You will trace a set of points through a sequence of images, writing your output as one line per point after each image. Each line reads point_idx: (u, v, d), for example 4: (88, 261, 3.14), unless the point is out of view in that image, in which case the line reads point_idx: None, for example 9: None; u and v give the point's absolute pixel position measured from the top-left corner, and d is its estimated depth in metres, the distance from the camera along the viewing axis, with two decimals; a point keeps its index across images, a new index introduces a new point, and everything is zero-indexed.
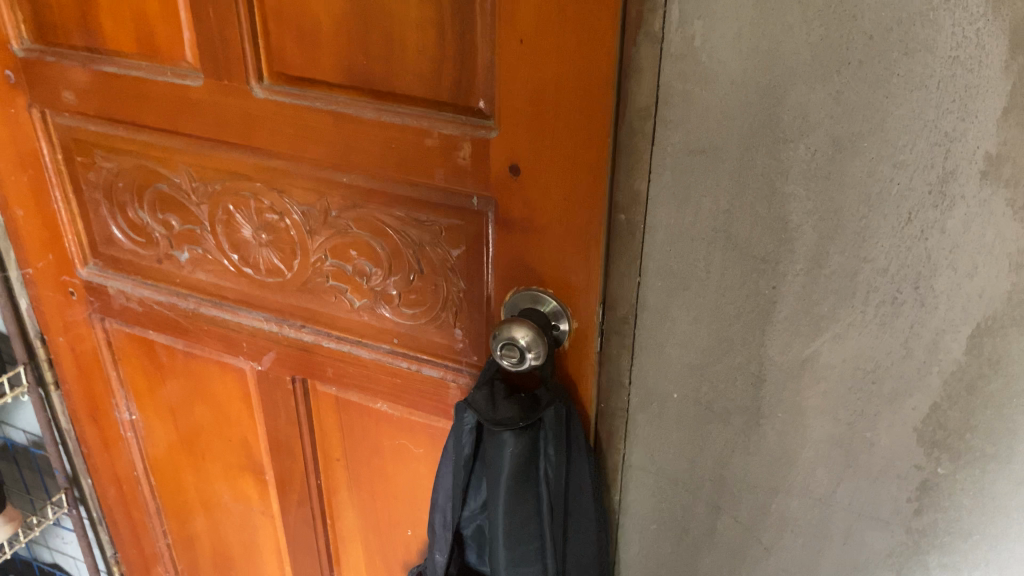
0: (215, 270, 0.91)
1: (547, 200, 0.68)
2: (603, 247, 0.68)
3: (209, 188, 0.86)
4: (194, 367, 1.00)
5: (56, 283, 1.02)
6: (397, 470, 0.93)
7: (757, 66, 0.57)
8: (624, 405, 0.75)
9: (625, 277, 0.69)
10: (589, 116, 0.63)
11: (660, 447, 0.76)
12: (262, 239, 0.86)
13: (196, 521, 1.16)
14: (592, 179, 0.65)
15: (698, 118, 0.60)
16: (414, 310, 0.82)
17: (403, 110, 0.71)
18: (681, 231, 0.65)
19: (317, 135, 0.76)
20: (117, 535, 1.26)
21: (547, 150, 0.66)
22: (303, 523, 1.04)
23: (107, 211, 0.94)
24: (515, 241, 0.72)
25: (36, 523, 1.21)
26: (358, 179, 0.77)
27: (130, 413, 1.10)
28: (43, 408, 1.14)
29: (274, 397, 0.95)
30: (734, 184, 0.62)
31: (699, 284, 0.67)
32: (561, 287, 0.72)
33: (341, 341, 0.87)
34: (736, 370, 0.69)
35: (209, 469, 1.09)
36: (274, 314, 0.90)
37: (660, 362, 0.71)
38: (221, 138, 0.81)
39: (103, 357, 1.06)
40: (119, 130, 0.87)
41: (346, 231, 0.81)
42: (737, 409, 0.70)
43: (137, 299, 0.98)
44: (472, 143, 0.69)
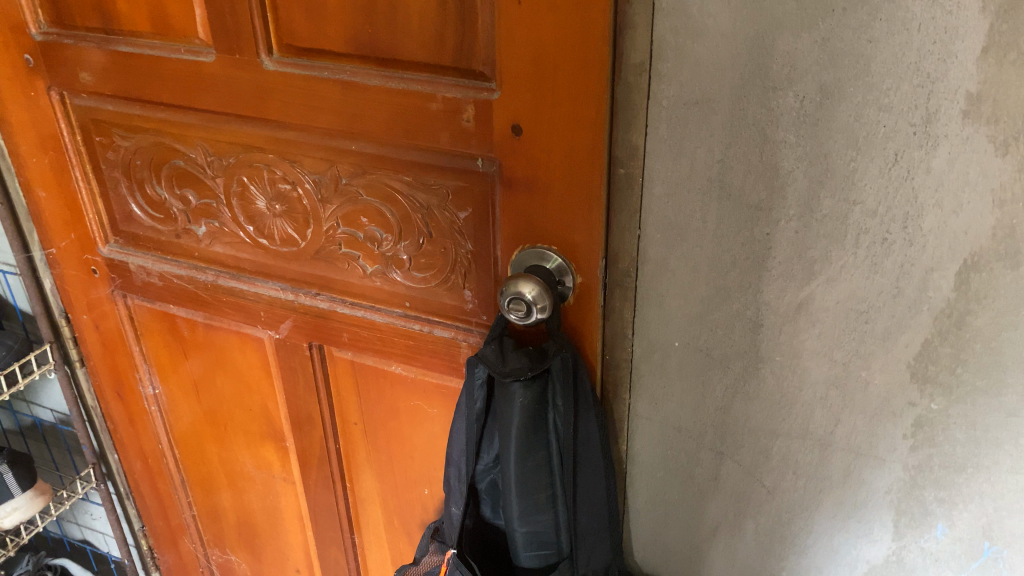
0: (232, 243, 0.94)
1: (549, 159, 0.71)
2: (605, 201, 0.71)
3: (223, 161, 0.89)
4: (215, 338, 1.03)
5: (79, 262, 1.06)
6: (413, 431, 0.96)
7: (745, 18, 0.60)
8: (629, 356, 0.78)
9: (626, 231, 0.72)
10: (586, 76, 0.66)
11: (664, 396, 0.79)
12: (275, 210, 0.89)
13: (221, 490, 1.19)
14: (591, 135, 0.68)
15: (691, 71, 0.63)
16: (425, 274, 0.85)
17: (408, 77, 0.74)
18: (678, 183, 0.68)
19: (326, 105, 0.79)
20: (144, 509, 1.30)
21: (547, 110, 0.69)
22: (324, 488, 1.08)
23: (126, 190, 0.98)
24: (519, 200, 0.75)
25: (66, 498, 1.26)
26: (367, 147, 0.80)
27: (154, 387, 1.14)
28: (69, 385, 1.18)
29: (292, 365, 0.99)
30: (727, 134, 0.64)
31: (697, 235, 0.69)
32: (565, 244, 0.75)
33: (355, 306, 0.90)
34: (734, 317, 0.72)
35: (232, 440, 1.13)
36: (290, 283, 0.93)
37: (662, 313, 0.74)
38: (234, 111, 0.84)
39: (127, 332, 1.10)
40: (135, 109, 0.90)
41: (357, 198, 0.84)
42: (736, 355, 0.73)
43: (158, 275, 1.01)
44: (476, 106, 0.72)
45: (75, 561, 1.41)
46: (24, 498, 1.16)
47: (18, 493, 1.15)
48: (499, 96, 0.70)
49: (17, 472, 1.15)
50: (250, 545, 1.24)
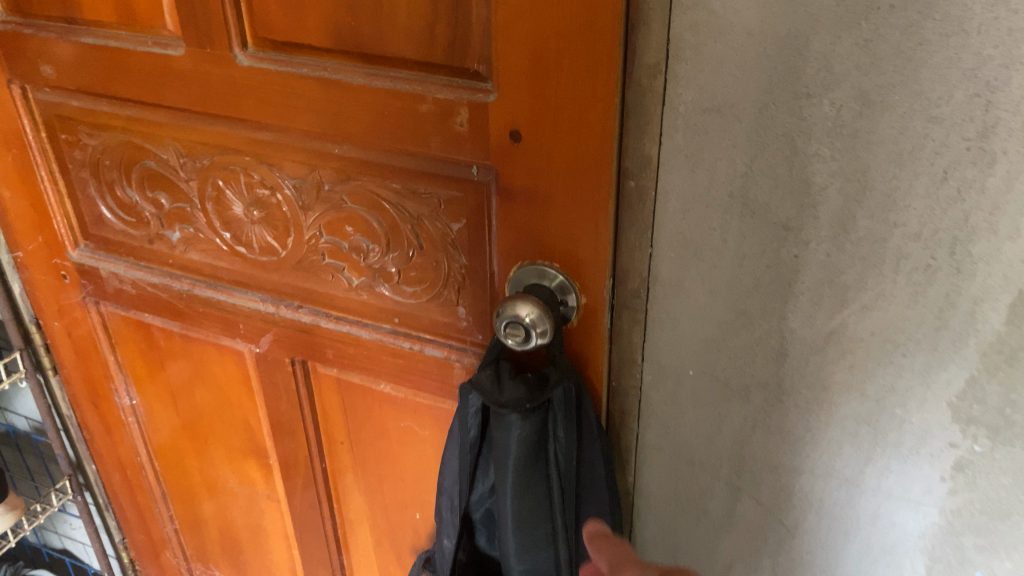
0: (208, 250, 0.87)
1: (551, 169, 0.64)
2: (613, 215, 0.64)
3: (197, 163, 0.82)
4: (193, 349, 0.97)
5: (48, 266, 0.99)
6: (403, 453, 0.89)
7: (776, 15, 0.52)
8: (637, 383, 0.71)
9: (636, 248, 0.65)
10: (593, 77, 0.58)
11: (676, 426, 0.72)
12: (253, 216, 0.82)
13: (203, 506, 1.13)
14: (599, 143, 0.61)
15: (712, 74, 0.56)
16: (415, 288, 0.78)
17: (395, 75, 0.67)
18: (695, 197, 0.61)
19: (306, 104, 0.71)
20: (123, 521, 1.23)
21: (549, 114, 0.61)
22: (310, 508, 1.01)
23: (95, 191, 0.91)
24: (518, 212, 0.67)
25: (41, 512, 1.19)
26: (351, 150, 0.73)
27: (130, 397, 1.08)
28: (42, 394, 1.11)
29: (274, 379, 0.92)
30: (752, 145, 0.57)
31: (715, 255, 0.62)
32: (568, 260, 0.67)
33: (340, 321, 0.83)
34: (755, 345, 0.65)
35: (213, 454, 1.06)
36: (269, 295, 0.86)
37: (674, 338, 0.67)
38: (206, 110, 0.77)
39: (100, 341, 1.03)
40: (101, 106, 0.83)
41: (340, 206, 0.77)
42: (757, 385, 0.67)
43: (130, 282, 0.94)
44: (470, 109, 0.65)
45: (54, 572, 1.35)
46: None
47: None
48: (496, 98, 0.63)
49: None
50: (234, 561, 1.18)
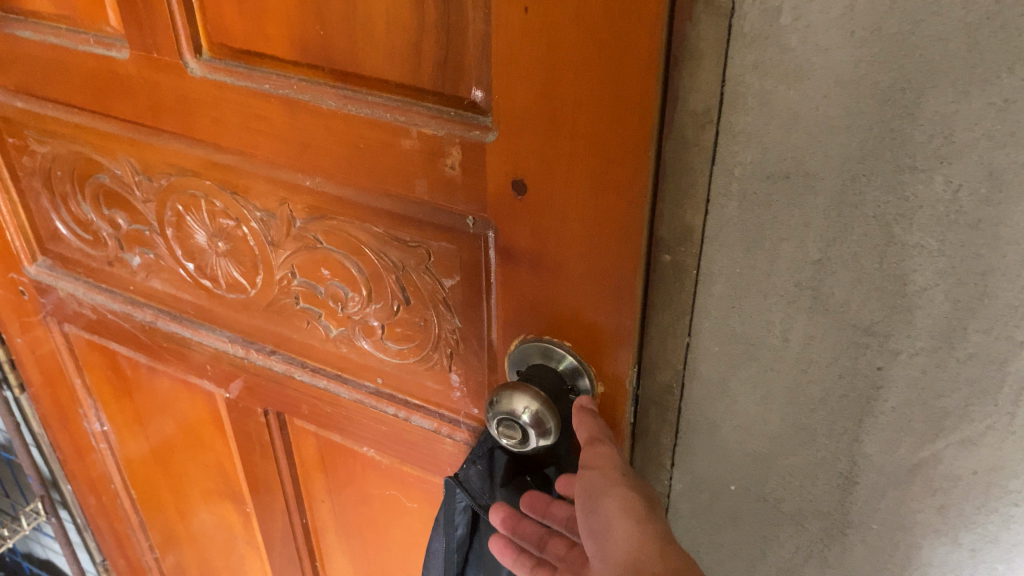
0: (171, 279, 0.75)
1: (562, 235, 0.49)
2: (641, 299, 0.49)
3: (154, 183, 0.70)
4: (161, 382, 0.85)
5: (5, 280, 0.88)
6: (390, 522, 0.77)
7: (878, 58, 0.37)
8: (663, 490, 0.57)
9: (669, 337, 0.51)
10: (621, 124, 0.42)
11: (710, 544, 0.58)
12: (218, 248, 0.70)
13: (181, 540, 1.03)
14: (625, 208, 0.45)
15: (781, 130, 0.41)
16: (401, 347, 0.64)
17: (372, 100, 0.52)
18: (748, 284, 0.46)
19: (268, 128, 0.58)
20: (103, 544, 1.14)
21: (562, 165, 0.46)
22: (290, 562, 0.90)
23: (49, 203, 0.79)
24: (522, 278, 0.52)
25: (10, 535, 1.10)
26: (324, 184, 0.59)
27: (101, 423, 0.97)
28: (9, 412, 1.01)
29: (248, 425, 0.80)
30: (830, 227, 0.42)
31: (771, 356, 0.48)
32: (582, 341, 0.52)
33: (316, 374, 0.71)
34: (817, 466, 0.51)
35: (189, 492, 0.96)
36: (239, 335, 0.74)
37: (713, 446, 0.54)
38: (158, 124, 0.64)
39: (66, 363, 0.93)
40: (46, 110, 0.70)
41: (314, 246, 0.64)
42: (815, 513, 0.53)
43: (90, 306, 0.83)
44: (462, 149, 0.50)
45: None
46: None
47: None
48: (496, 137, 0.48)
49: None
50: None
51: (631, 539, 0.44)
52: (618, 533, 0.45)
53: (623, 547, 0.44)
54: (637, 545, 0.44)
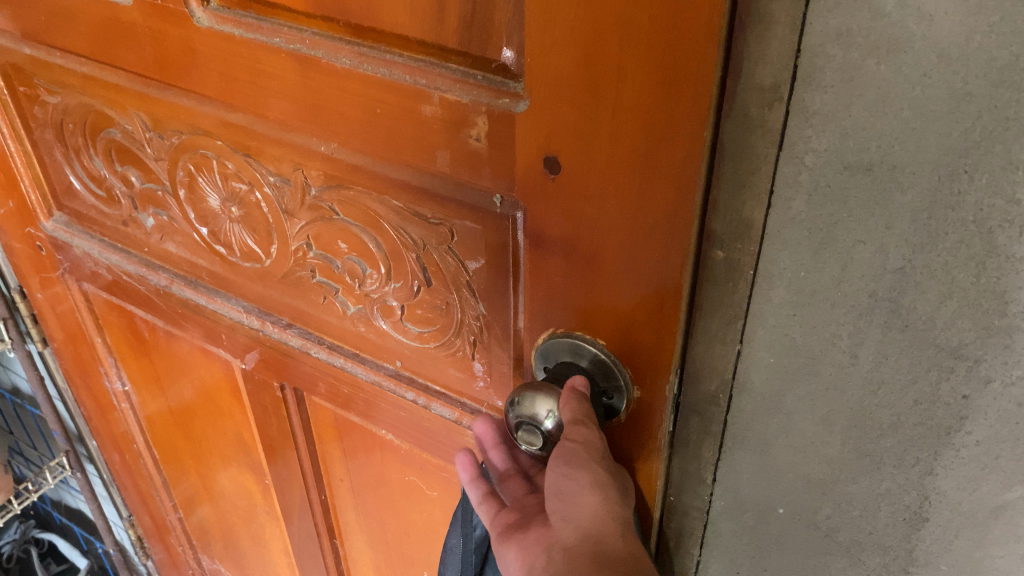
0: (185, 243, 0.71)
1: (598, 223, 0.42)
2: (688, 299, 0.42)
3: (166, 141, 0.65)
4: (179, 348, 0.82)
5: (23, 234, 0.85)
6: (409, 507, 0.73)
7: (997, 28, 0.30)
8: (702, 505, 0.52)
9: (718, 343, 0.44)
10: (674, 101, 0.36)
11: (752, 565, 0.53)
12: (232, 214, 0.65)
13: (203, 503, 1.01)
14: (673, 198, 0.38)
15: (866, 114, 0.34)
16: (421, 330, 0.59)
17: (390, 59, 0.46)
18: (814, 291, 0.39)
19: (279, 87, 0.52)
20: (129, 499, 1.14)
21: (602, 144, 0.39)
22: (309, 537, 0.87)
23: (62, 156, 0.75)
24: (552, 268, 0.46)
25: (35, 489, 1.09)
26: (340, 151, 0.53)
27: (122, 383, 0.94)
28: (33, 367, 0.99)
29: (265, 398, 0.76)
30: (918, 231, 0.35)
31: (835, 372, 0.41)
32: (617, 343, 0.46)
33: (334, 351, 0.66)
34: (880, 499, 0.44)
35: (209, 458, 0.93)
36: (255, 306, 0.70)
37: (762, 464, 0.47)
38: (166, 79, 0.58)
39: (86, 321, 0.90)
40: (53, 58, 0.66)
41: (330, 217, 0.58)
42: (875, 547, 0.46)
43: (105, 266, 0.80)
44: (489, 119, 0.43)
45: (64, 538, 1.27)
46: None
47: None
48: (526, 107, 0.41)
49: None
50: (237, 561, 1.06)
51: (596, 515, 0.42)
52: (585, 504, 0.42)
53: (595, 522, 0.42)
54: (600, 520, 0.42)
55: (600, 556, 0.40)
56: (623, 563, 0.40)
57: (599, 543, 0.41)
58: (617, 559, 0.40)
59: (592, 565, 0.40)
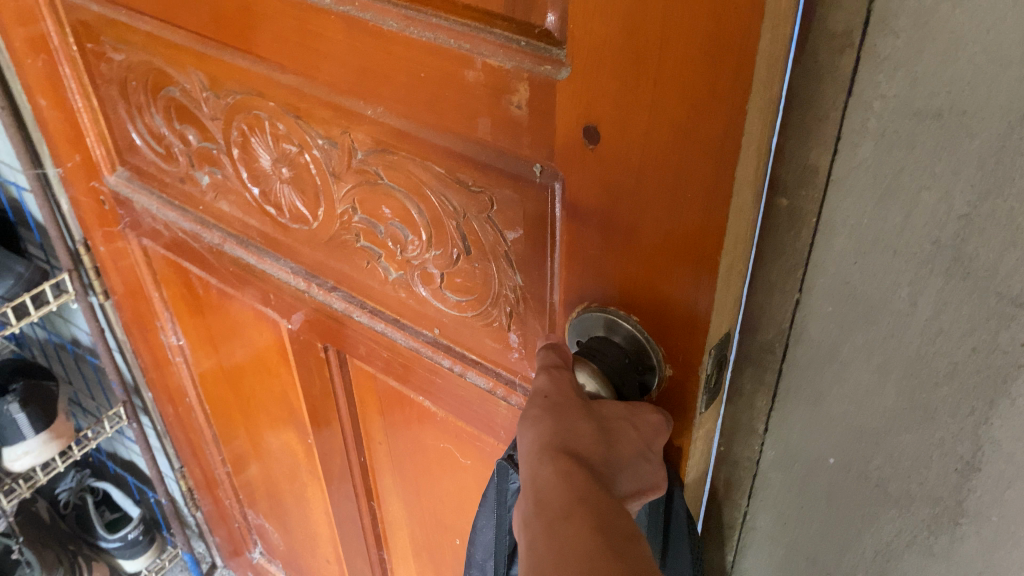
0: (238, 202, 0.73)
1: (633, 193, 0.42)
2: (722, 273, 0.43)
3: (222, 100, 0.67)
4: (230, 307, 0.84)
5: (89, 189, 0.89)
6: (444, 474, 0.75)
7: None
8: (752, 456, 0.53)
9: (777, 292, 0.45)
10: (715, 68, 0.36)
11: (800, 517, 0.54)
12: (282, 174, 0.67)
13: (250, 460, 1.04)
14: (714, 166, 0.39)
15: (937, 59, 0.34)
16: (460, 299, 0.60)
17: (436, 23, 0.46)
18: (876, 237, 0.40)
19: (328, 49, 0.53)
20: (181, 452, 1.19)
21: (644, 111, 0.39)
22: (348, 498, 0.90)
23: (125, 113, 0.78)
24: (589, 238, 0.47)
25: (92, 436, 1.13)
26: (385, 115, 0.54)
27: (177, 337, 0.98)
28: (94, 318, 1.02)
29: (309, 358, 0.79)
30: (984, 177, 0.36)
31: (893, 320, 0.42)
32: (652, 314, 0.46)
33: (375, 317, 0.68)
34: (933, 449, 0.45)
35: (256, 417, 0.96)
36: (302, 267, 0.72)
37: (815, 415, 0.48)
38: (224, 38, 0.60)
39: (144, 277, 0.93)
40: (120, 15, 0.68)
41: (375, 181, 0.60)
42: (925, 499, 0.47)
43: (163, 222, 0.83)
44: (529, 86, 0.44)
45: (118, 487, 1.32)
46: (37, 441, 1.01)
47: (31, 436, 1.00)
48: (568, 74, 0.41)
49: (30, 412, 1.00)
50: (281, 519, 1.10)
51: (540, 455, 0.39)
52: (534, 457, 0.39)
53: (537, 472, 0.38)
54: (541, 468, 0.38)
55: (539, 501, 0.36)
56: (558, 501, 0.36)
57: (538, 490, 0.37)
58: (551, 492, 0.36)
59: (533, 512, 0.36)
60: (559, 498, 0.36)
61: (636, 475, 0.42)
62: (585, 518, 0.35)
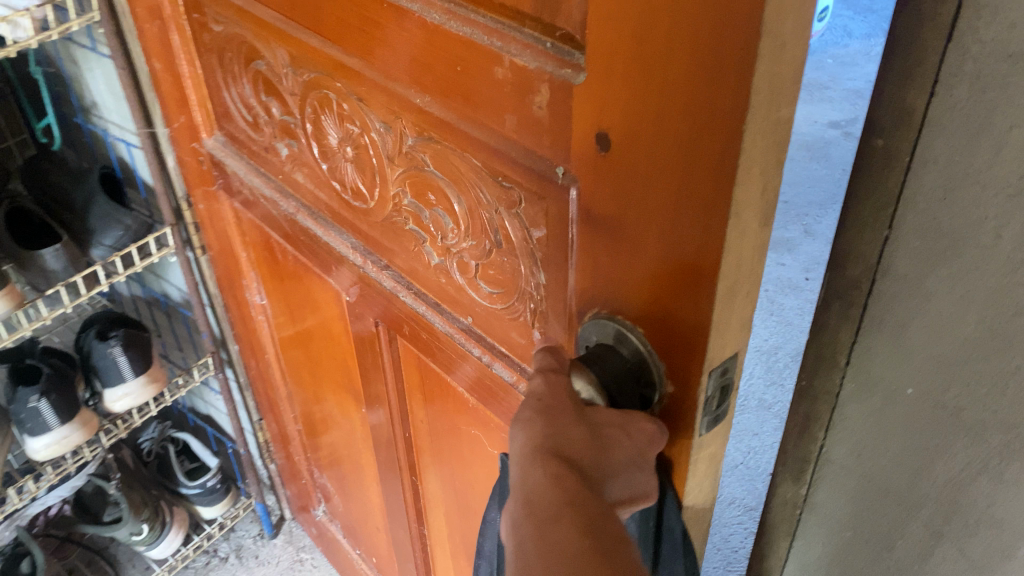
0: (311, 174, 0.78)
1: (635, 209, 0.42)
2: (725, 299, 0.41)
3: (300, 76, 0.71)
4: (303, 273, 0.91)
5: (191, 149, 0.95)
6: (473, 461, 0.79)
7: None
8: (833, 389, 0.57)
9: (868, 230, 0.49)
10: (715, 85, 0.34)
11: (875, 449, 0.58)
12: (346, 153, 0.71)
13: (317, 419, 1.10)
14: (712, 186, 0.37)
15: None
16: (493, 290, 0.62)
17: (474, 18, 0.48)
18: (966, 174, 0.44)
19: (382, 37, 0.56)
20: (261, 405, 1.25)
21: (648, 125, 0.38)
22: (394, 467, 0.96)
23: (222, 81, 0.84)
24: (600, 246, 0.46)
25: (182, 384, 1.18)
26: (430, 105, 0.56)
27: (261, 296, 1.04)
28: (190, 271, 1.09)
29: (362, 330, 0.85)
30: None
31: (977, 253, 0.46)
32: (658, 333, 0.45)
33: (418, 297, 0.72)
34: (1007, 377, 0.49)
35: (321, 382, 1.02)
36: (359, 243, 0.77)
37: (896, 347, 0.53)
38: (303, 18, 0.65)
39: (232, 237, 1.00)
40: None
41: (421, 165, 0.62)
42: (998, 427, 0.51)
43: (249, 187, 0.89)
44: (551, 89, 0.44)
45: (199, 436, 1.40)
46: (137, 384, 1.08)
47: (130, 378, 1.08)
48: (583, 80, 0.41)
49: (131, 355, 1.07)
50: (340, 479, 1.16)
51: (531, 459, 0.39)
52: (523, 462, 0.39)
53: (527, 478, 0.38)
54: (530, 471, 0.38)
55: (529, 503, 0.37)
56: (547, 505, 0.36)
57: (528, 494, 0.37)
58: (541, 495, 0.37)
59: (523, 513, 0.37)
60: (548, 501, 0.36)
61: (629, 481, 0.42)
62: (572, 521, 0.35)
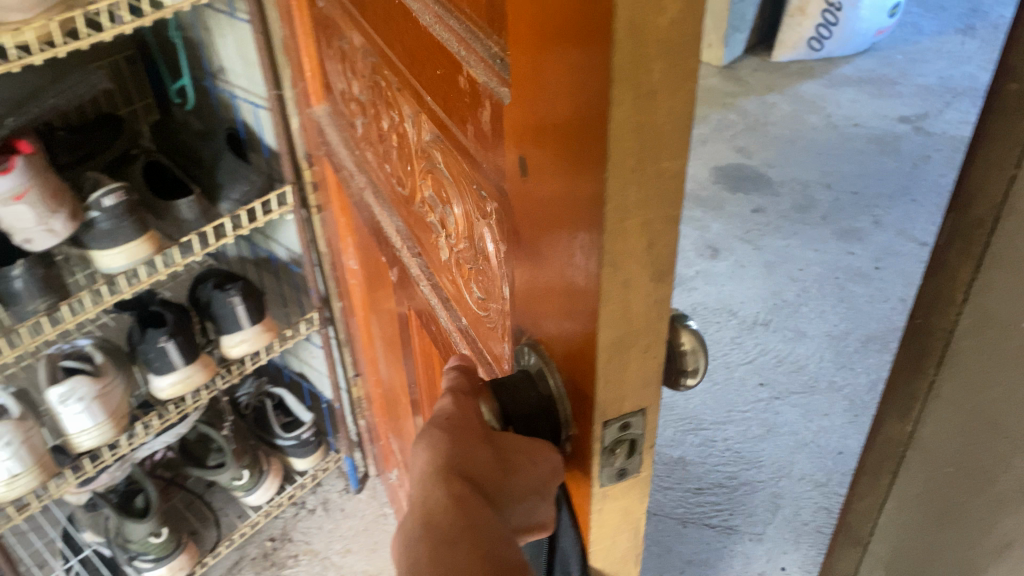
0: (375, 153, 0.82)
1: (545, 241, 0.42)
2: (616, 341, 0.40)
3: (366, 58, 0.74)
4: (369, 243, 0.96)
5: (310, 112, 1.02)
6: None
7: None
8: (948, 326, 0.53)
9: (996, 160, 0.45)
10: (588, 124, 0.33)
11: (987, 382, 0.55)
12: (391, 140, 0.73)
13: (386, 384, 1.16)
14: (590, 224, 0.36)
15: None
16: (479, 300, 0.60)
17: (452, 25, 0.48)
18: None
19: (404, 34, 0.58)
20: (358, 362, 1.31)
21: (552, 154, 0.38)
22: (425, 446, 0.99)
23: (325, 52, 0.90)
24: (528, 271, 0.46)
25: (290, 335, 1.27)
26: (433, 104, 0.56)
27: (352, 260, 1.10)
28: (304, 229, 1.17)
29: (403, 310, 0.88)
30: None
31: None
32: (569, 368, 0.44)
33: (433, 291, 0.71)
34: None
35: (387, 349, 1.07)
36: (404, 230, 0.78)
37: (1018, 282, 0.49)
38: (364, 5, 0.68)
39: (332, 199, 1.08)
40: None
41: (431, 164, 0.62)
42: None
43: (338, 155, 0.96)
44: (495, 105, 0.44)
45: (292, 392, 1.47)
46: (252, 331, 1.16)
47: (247, 325, 1.15)
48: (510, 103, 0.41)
49: (248, 305, 1.14)
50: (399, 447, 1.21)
51: (426, 479, 0.45)
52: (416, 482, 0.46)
53: (419, 493, 0.45)
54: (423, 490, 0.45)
55: (422, 520, 0.43)
56: (431, 526, 0.43)
57: (423, 510, 0.44)
58: (434, 512, 0.43)
59: (417, 529, 0.43)
60: (442, 523, 0.42)
61: (524, 502, 0.47)
62: (462, 545, 0.41)
